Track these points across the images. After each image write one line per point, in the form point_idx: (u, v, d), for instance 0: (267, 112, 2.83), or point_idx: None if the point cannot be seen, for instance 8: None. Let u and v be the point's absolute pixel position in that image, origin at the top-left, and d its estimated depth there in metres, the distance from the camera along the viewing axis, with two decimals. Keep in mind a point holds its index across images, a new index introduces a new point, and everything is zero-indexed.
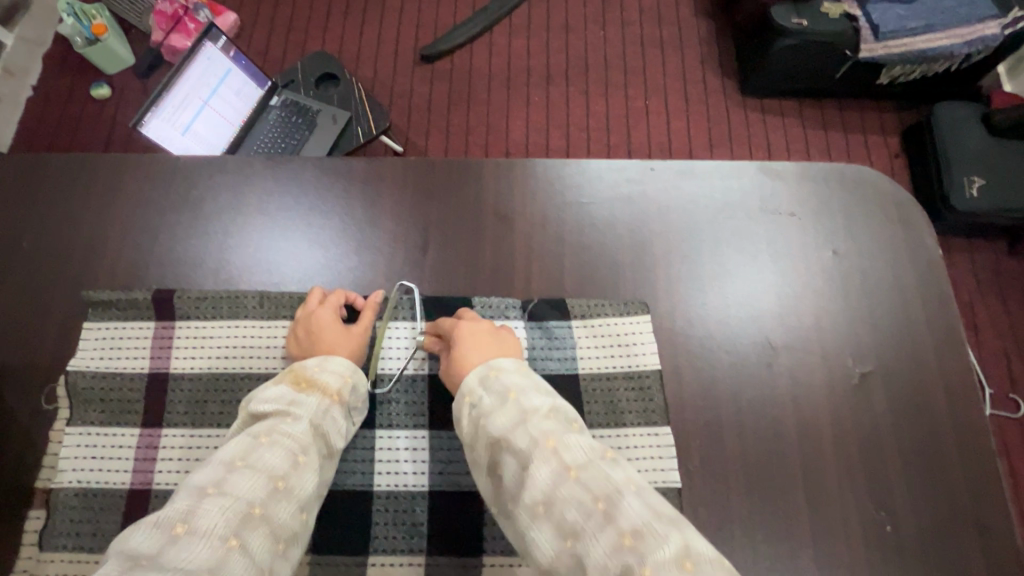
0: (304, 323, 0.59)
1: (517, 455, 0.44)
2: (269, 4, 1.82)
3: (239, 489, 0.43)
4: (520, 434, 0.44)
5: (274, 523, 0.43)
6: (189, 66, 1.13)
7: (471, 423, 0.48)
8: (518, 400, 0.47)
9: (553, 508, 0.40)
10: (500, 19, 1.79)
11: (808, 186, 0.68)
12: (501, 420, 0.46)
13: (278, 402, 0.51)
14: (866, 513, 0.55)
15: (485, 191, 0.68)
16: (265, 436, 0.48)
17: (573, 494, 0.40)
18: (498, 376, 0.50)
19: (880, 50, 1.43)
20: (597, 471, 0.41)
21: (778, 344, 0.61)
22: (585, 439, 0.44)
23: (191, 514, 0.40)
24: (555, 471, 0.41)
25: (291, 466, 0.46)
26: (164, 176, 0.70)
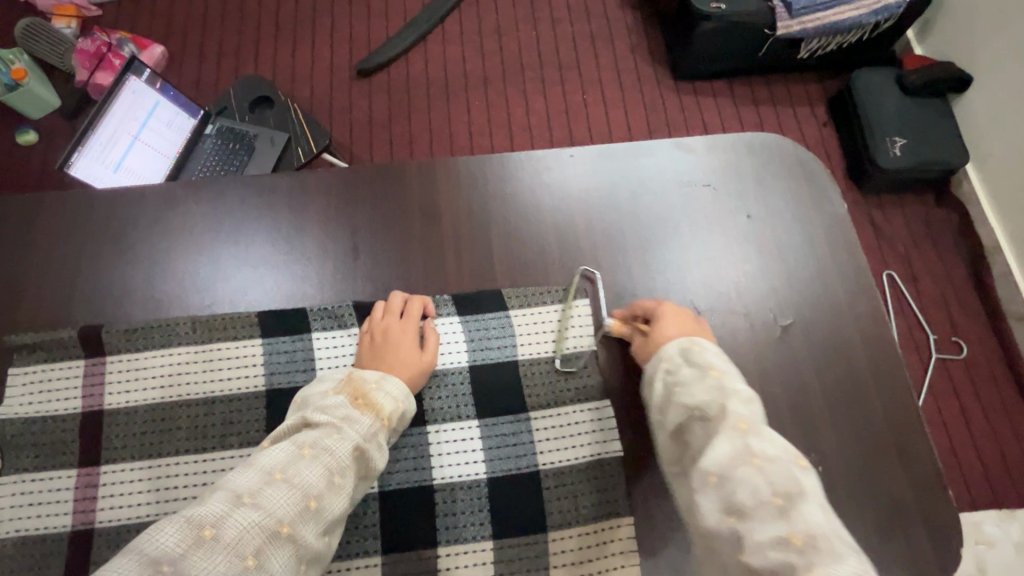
0: (380, 333, 0.60)
1: (709, 425, 0.47)
2: (196, 33, 1.79)
3: (272, 505, 0.43)
4: (718, 409, 0.47)
5: (299, 543, 0.43)
6: (114, 102, 1.12)
7: (663, 387, 0.52)
8: (721, 379, 0.49)
9: (726, 484, 0.43)
10: (432, 28, 1.81)
11: (719, 156, 0.71)
12: (697, 393, 0.49)
13: (335, 414, 0.51)
14: (797, 455, 0.59)
15: (411, 193, 0.69)
16: (309, 448, 0.48)
17: (750, 477, 0.42)
18: (700, 351, 0.53)
19: (795, 25, 1.50)
20: (786, 471, 0.42)
21: (702, 307, 0.65)
22: (782, 441, 0.45)
23: (221, 522, 0.41)
24: (741, 450, 0.44)
25: (326, 486, 0.46)
26: (82, 211, 0.68)
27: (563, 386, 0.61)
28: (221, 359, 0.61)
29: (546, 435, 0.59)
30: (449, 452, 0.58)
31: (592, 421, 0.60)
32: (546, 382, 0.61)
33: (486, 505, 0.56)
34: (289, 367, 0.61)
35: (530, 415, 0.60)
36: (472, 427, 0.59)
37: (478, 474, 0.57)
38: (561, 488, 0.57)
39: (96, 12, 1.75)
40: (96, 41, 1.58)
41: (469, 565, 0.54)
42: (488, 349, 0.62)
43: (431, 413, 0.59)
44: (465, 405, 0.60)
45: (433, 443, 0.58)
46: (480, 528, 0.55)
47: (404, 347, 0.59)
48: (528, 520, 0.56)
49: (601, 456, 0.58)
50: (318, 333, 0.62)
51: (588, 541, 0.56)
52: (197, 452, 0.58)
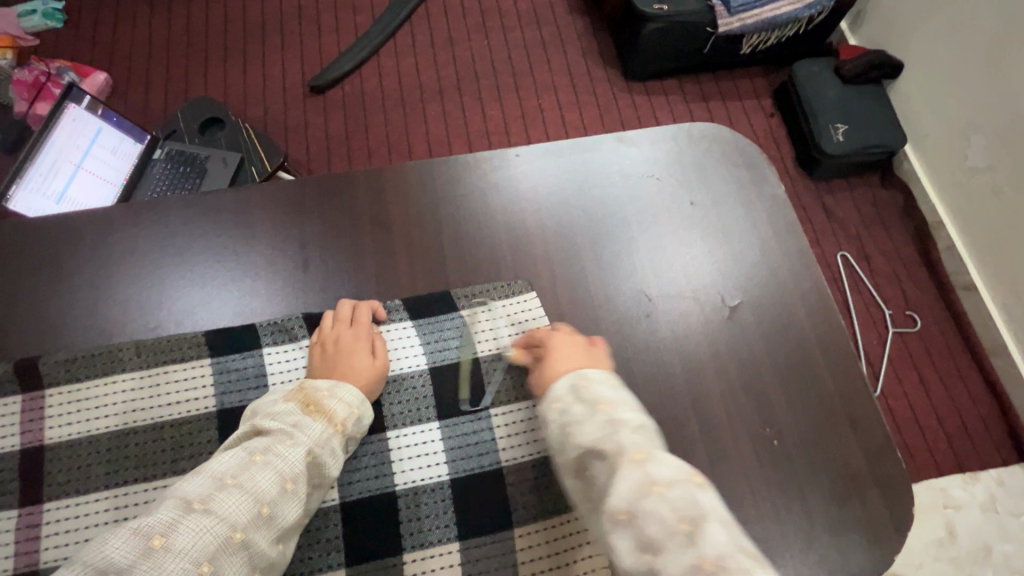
0: (333, 340, 0.59)
1: (608, 462, 0.45)
2: (140, 58, 1.76)
3: (225, 510, 0.42)
4: (612, 442, 0.46)
5: (253, 549, 0.43)
6: (52, 130, 1.08)
7: (559, 428, 0.51)
8: (608, 412, 0.48)
9: (635, 520, 0.40)
10: (384, 43, 1.83)
11: (660, 146, 0.73)
12: (589, 430, 0.48)
13: (285, 422, 0.50)
14: (754, 430, 0.60)
15: (358, 203, 0.69)
16: (261, 454, 0.47)
17: (656, 509, 0.40)
18: (589, 386, 0.52)
19: (736, 22, 1.57)
20: (686, 494, 0.41)
21: (653, 295, 0.66)
22: (677, 461, 0.44)
23: (169, 533, 0.40)
24: (644, 481, 0.42)
25: (279, 492, 0.46)
26: (14, 241, 0.66)
27: (523, 380, 0.61)
28: (168, 383, 0.59)
29: (507, 432, 0.59)
30: (410, 456, 0.57)
31: None
32: (507, 378, 0.61)
33: (451, 506, 0.56)
34: (240, 384, 0.60)
35: (491, 412, 0.60)
36: (432, 430, 0.59)
37: (441, 475, 0.57)
38: (524, 483, 0.57)
39: (33, 41, 1.74)
40: (34, 71, 1.64)
41: (436, 569, 0.54)
42: (445, 351, 0.62)
43: (390, 418, 0.59)
44: (424, 408, 0.59)
45: (393, 449, 0.57)
46: (445, 530, 0.55)
47: (359, 348, 0.58)
48: (493, 517, 0.56)
49: None
50: (269, 348, 0.61)
51: (552, 533, 0.56)
52: (146, 480, 0.56)
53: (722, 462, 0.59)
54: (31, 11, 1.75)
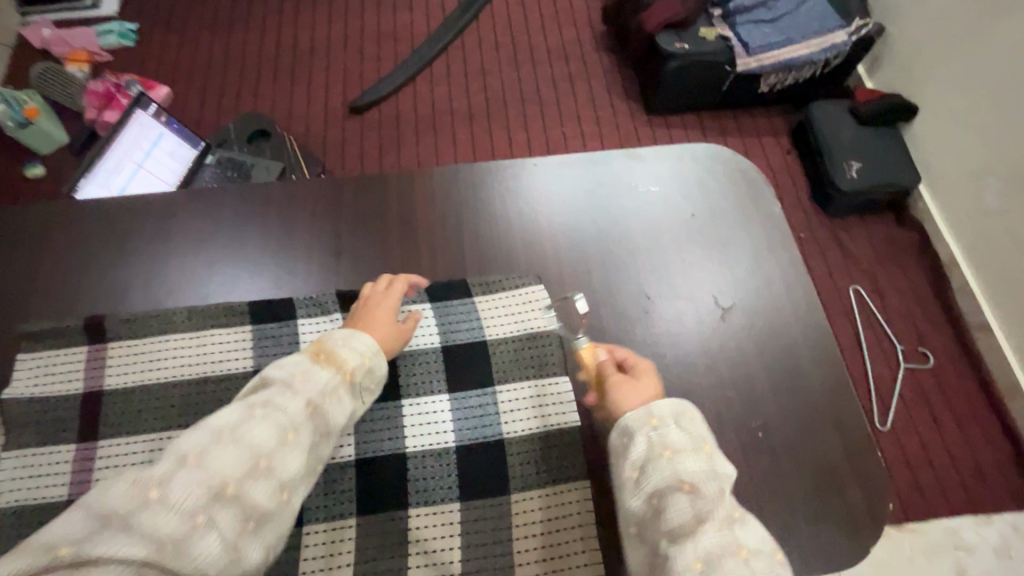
0: (370, 305, 0.64)
1: (700, 506, 0.46)
2: (201, 75, 1.95)
3: (224, 463, 0.44)
4: (713, 490, 0.47)
5: (257, 493, 0.45)
6: (122, 132, 1.26)
7: (649, 446, 0.51)
8: (712, 459, 0.49)
9: (712, 575, 0.43)
10: (420, 71, 2.00)
11: (666, 163, 0.80)
12: (691, 468, 0.48)
13: (286, 375, 0.52)
14: (743, 425, 0.64)
15: (389, 199, 0.77)
16: (260, 408, 0.49)
17: (741, 574, 0.43)
18: (692, 420, 0.52)
19: (754, 62, 1.70)
20: (770, 568, 0.44)
21: (652, 294, 0.71)
22: (760, 529, 0.47)
23: (168, 481, 0.42)
24: (732, 541, 0.44)
25: (278, 443, 0.48)
26: (93, 215, 0.76)
27: (528, 363, 0.67)
28: (213, 345, 0.67)
29: (510, 407, 0.64)
30: (421, 423, 0.63)
31: (554, 395, 0.65)
32: (513, 360, 0.67)
33: (455, 470, 0.61)
34: (275, 349, 0.67)
35: (497, 389, 0.65)
36: (443, 401, 0.64)
37: (447, 442, 0.62)
38: (523, 454, 0.62)
39: (108, 58, 1.99)
40: (107, 83, 1.84)
41: (437, 525, 0.59)
42: (459, 332, 0.68)
43: (405, 387, 0.65)
44: (436, 382, 0.65)
45: (406, 415, 0.63)
46: (448, 492, 0.60)
47: (376, 312, 0.63)
48: (492, 483, 0.61)
49: (560, 428, 0.63)
50: (303, 319, 0.68)
51: (546, 501, 0.60)
52: (188, 427, 0.62)
53: None
54: (109, 31, 2.00)
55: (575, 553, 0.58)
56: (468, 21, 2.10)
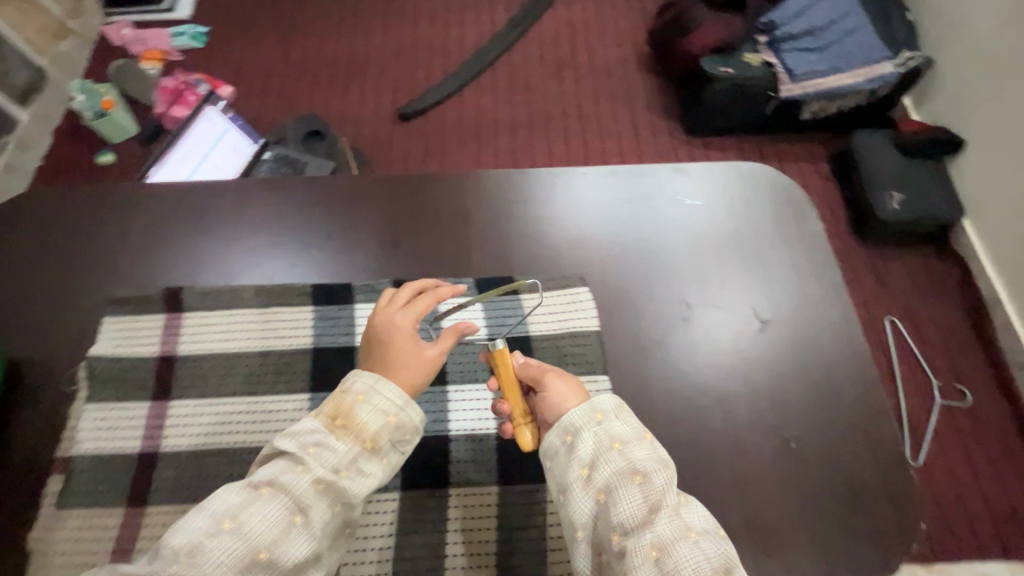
0: (389, 334, 0.61)
1: (648, 495, 0.51)
2: (262, 78, 2.09)
3: (247, 533, 0.49)
4: (657, 480, 0.52)
5: (280, 564, 0.48)
6: (193, 125, 1.45)
7: (596, 441, 0.55)
8: (654, 446, 0.55)
9: (666, 557, 0.47)
10: (467, 83, 2.08)
11: (711, 179, 0.83)
12: (640, 456, 0.54)
13: (307, 441, 0.54)
14: (776, 435, 0.66)
15: (444, 197, 0.81)
16: (271, 485, 0.51)
17: (695, 555, 0.47)
18: (622, 416, 0.57)
19: (797, 89, 1.72)
20: (719, 548, 0.49)
21: (692, 302, 0.74)
22: (703, 511, 0.52)
23: (199, 546, 0.47)
24: (681, 528, 0.49)
25: (291, 519, 0.50)
26: (173, 195, 0.81)
27: (569, 358, 0.69)
28: (277, 321, 0.72)
29: None
30: (465, 407, 0.67)
31: (592, 391, 0.67)
32: (554, 355, 0.70)
33: (494, 455, 0.64)
34: (333, 330, 0.71)
35: None
36: (486, 389, 0.68)
37: (488, 428, 0.66)
38: None
39: (178, 57, 2.14)
40: (177, 81, 2.01)
41: (477, 505, 0.62)
42: (504, 326, 0.72)
43: (451, 374, 0.69)
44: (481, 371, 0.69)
45: (451, 399, 0.67)
46: (486, 474, 0.63)
47: (400, 353, 0.60)
48: (530, 469, 0.63)
49: None
50: (360, 304, 0.73)
51: None
52: (251, 394, 0.67)
53: (742, 457, 0.64)
54: (182, 33, 2.14)
55: None
56: (516, 38, 2.18)
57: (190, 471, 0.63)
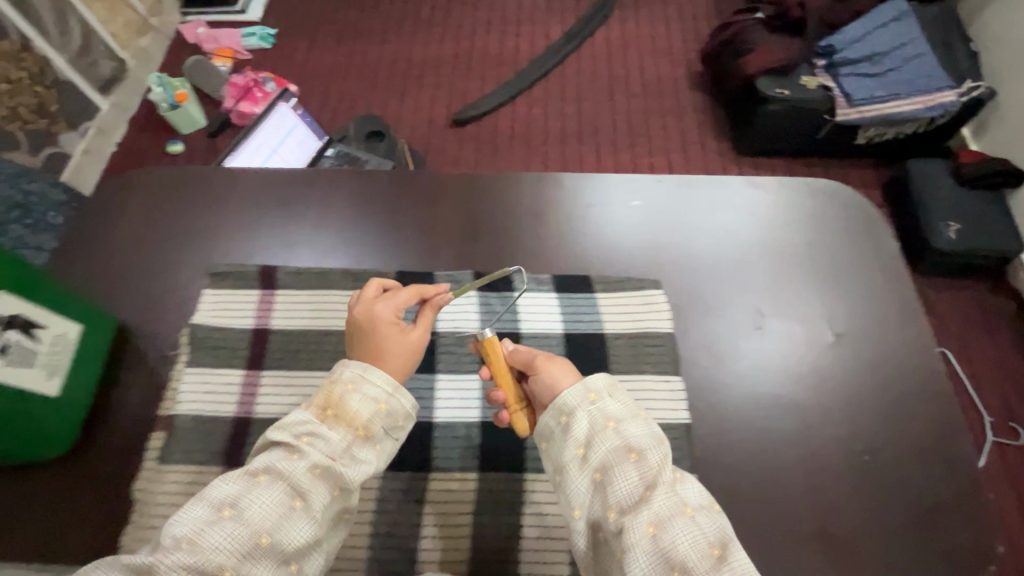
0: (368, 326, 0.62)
1: (645, 474, 0.53)
2: (325, 80, 2.19)
3: (245, 521, 0.50)
4: (652, 458, 0.54)
5: (280, 550, 0.50)
6: (265, 120, 1.53)
7: (592, 421, 0.56)
8: (648, 424, 0.56)
9: (664, 532, 0.49)
10: (520, 93, 2.13)
11: (786, 193, 0.84)
12: (635, 435, 0.55)
13: (300, 431, 0.55)
14: (849, 448, 0.66)
15: (523, 196, 0.84)
16: (267, 474, 0.52)
17: (691, 530, 0.49)
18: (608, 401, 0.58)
19: (854, 113, 1.71)
20: (714, 522, 0.51)
21: (765, 312, 0.75)
22: (697, 486, 0.54)
23: (200, 534, 0.48)
24: (678, 504, 0.51)
25: (290, 506, 0.51)
26: (268, 179, 0.86)
27: (644, 359, 0.71)
28: None
29: None
30: None
31: (666, 393, 0.68)
32: (629, 355, 0.71)
33: None
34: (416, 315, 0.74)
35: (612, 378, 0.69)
36: None
37: None
38: None
39: (247, 56, 2.25)
40: (247, 78, 2.09)
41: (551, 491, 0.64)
42: (581, 322, 0.73)
43: None
44: None
45: None
46: None
47: (390, 345, 0.62)
48: None
49: (671, 422, 0.67)
50: None
51: None
52: None
53: (814, 466, 0.65)
54: (252, 34, 2.26)
55: None
56: (569, 51, 2.22)
57: None
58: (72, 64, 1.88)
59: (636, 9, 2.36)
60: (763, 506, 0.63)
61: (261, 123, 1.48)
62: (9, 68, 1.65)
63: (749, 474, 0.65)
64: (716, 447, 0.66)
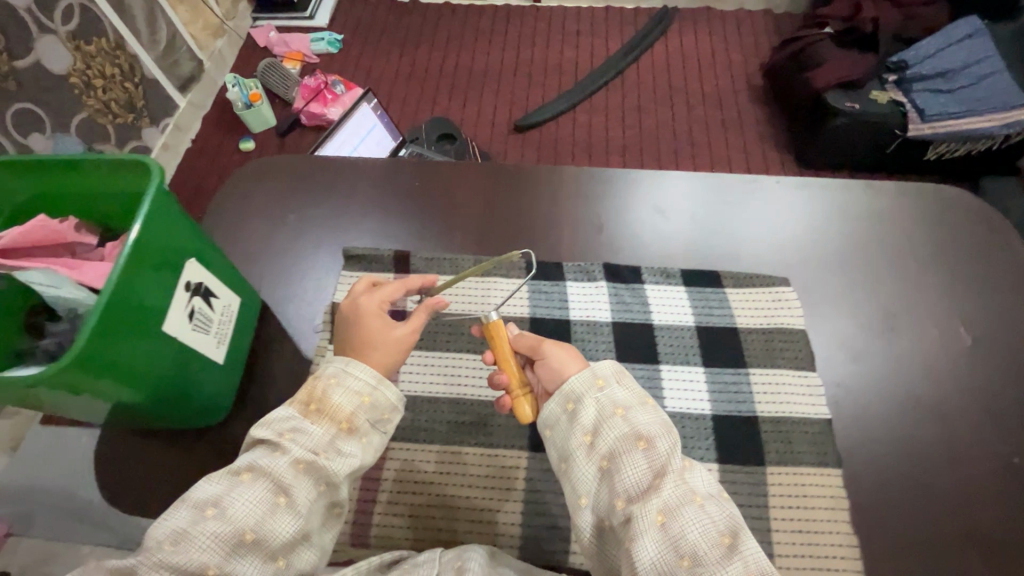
0: (352, 319, 0.62)
1: (653, 462, 0.52)
2: (390, 84, 2.25)
3: (231, 518, 0.50)
4: (660, 445, 0.53)
5: (266, 546, 0.50)
6: (348, 119, 1.57)
7: (598, 407, 0.56)
8: (656, 411, 0.56)
9: (673, 521, 0.49)
10: (581, 101, 2.16)
11: (909, 195, 0.84)
12: (645, 421, 0.54)
13: (282, 427, 0.55)
14: (997, 453, 0.65)
15: (645, 192, 0.86)
16: (249, 472, 0.52)
17: (699, 519, 0.49)
18: (606, 387, 0.57)
19: (927, 129, 1.70)
20: (724, 513, 0.51)
21: (896, 313, 0.75)
22: (706, 476, 0.54)
23: (189, 533, 0.48)
24: (687, 493, 0.51)
25: (274, 503, 0.51)
26: (392, 167, 0.89)
27: (779, 353, 0.71)
28: (496, 291, 0.77)
29: (764, 389, 0.69)
30: (678, 387, 0.69)
31: (806, 387, 0.68)
32: (764, 348, 0.72)
33: (711, 434, 0.66)
34: (548, 303, 0.76)
35: (749, 370, 0.70)
36: (698, 372, 0.70)
37: (704, 409, 0.67)
38: (777, 432, 0.66)
39: (315, 60, 2.33)
40: (317, 79, 2.17)
41: None
42: (712, 315, 0.74)
43: (662, 354, 0.71)
44: (692, 354, 0.71)
45: (665, 377, 0.69)
46: (706, 451, 0.65)
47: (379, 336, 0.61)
48: (749, 452, 0.65)
49: (813, 417, 0.66)
50: (571, 282, 0.77)
51: (797, 480, 0.63)
52: (477, 352, 0.73)
53: (962, 470, 0.64)
54: (321, 39, 2.33)
55: (831, 533, 0.60)
56: (629, 62, 2.25)
57: (427, 415, 0.68)
58: (158, 63, 1.92)
59: (694, 22, 2.38)
60: (917, 506, 0.62)
61: (346, 122, 1.52)
62: (105, 63, 1.71)
63: (895, 472, 0.64)
64: (860, 445, 0.66)
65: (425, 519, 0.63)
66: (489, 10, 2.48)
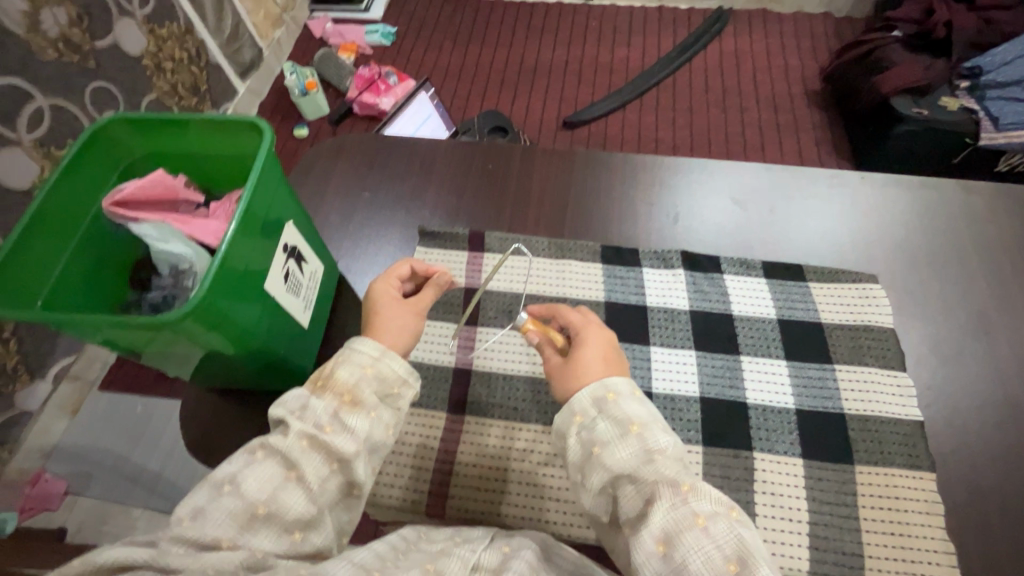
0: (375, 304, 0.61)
1: (645, 489, 0.48)
2: (441, 77, 2.28)
3: (248, 492, 0.47)
4: (648, 474, 0.48)
5: (280, 521, 0.47)
6: (406, 106, 1.59)
7: (580, 444, 0.52)
8: (639, 437, 0.50)
9: (673, 551, 0.44)
10: (632, 99, 2.15)
11: (1002, 197, 0.80)
12: (622, 455, 0.50)
13: (294, 404, 0.52)
14: None
15: (722, 182, 0.84)
16: (262, 449, 0.50)
17: (700, 544, 0.44)
18: (584, 422, 0.53)
19: (1001, 138, 1.62)
20: (730, 531, 0.44)
21: (994, 314, 0.71)
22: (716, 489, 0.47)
23: (203, 510, 0.46)
24: (686, 515, 0.45)
25: (283, 481, 0.49)
26: (465, 148, 0.89)
27: (867, 351, 0.68)
28: (571, 273, 0.77)
29: (852, 387, 0.66)
30: (759, 379, 0.67)
31: (895, 387, 0.66)
32: (850, 344, 0.69)
33: (794, 429, 0.64)
34: (623, 288, 0.75)
35: (835, 366, 0.68)
36: (781, 365, 0.68)
37: (787, 403, 0.65)
38: (866, 432, 0.63)
39: (369, 52, 2.37)
40: (372, 70, 2.21)
41: (783, 472, 0.61)
42: (796, 308, 0.72)
43: (744, 346, 0.70)
44: (774, 347, 0.69)
45: (745, 369, 0.68)
46: (790, 445, 0.63)
47: (388, 319, 0.60)
48: (835, 450, 0.63)
49: (904, 418, 0.64)
50: (648, 269, 0.76)
51: (888, 480, 0.61)
52: None
53: None
54: (375, 31, 2.37)
55: (926, 536, 0.58)
56: (683, 61, 2.22)
57: (502, 391, 0.69)
58: (222, 49, 1.95)
59: (750, 23, 2.34)
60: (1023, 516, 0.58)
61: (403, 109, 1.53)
62: (175, 47, 1.72)
63: (998, 480, 0.61)
64: (958, 453, 0.63)
65: (501, 493, 0.63)
66: (541, 7, 2.49)
